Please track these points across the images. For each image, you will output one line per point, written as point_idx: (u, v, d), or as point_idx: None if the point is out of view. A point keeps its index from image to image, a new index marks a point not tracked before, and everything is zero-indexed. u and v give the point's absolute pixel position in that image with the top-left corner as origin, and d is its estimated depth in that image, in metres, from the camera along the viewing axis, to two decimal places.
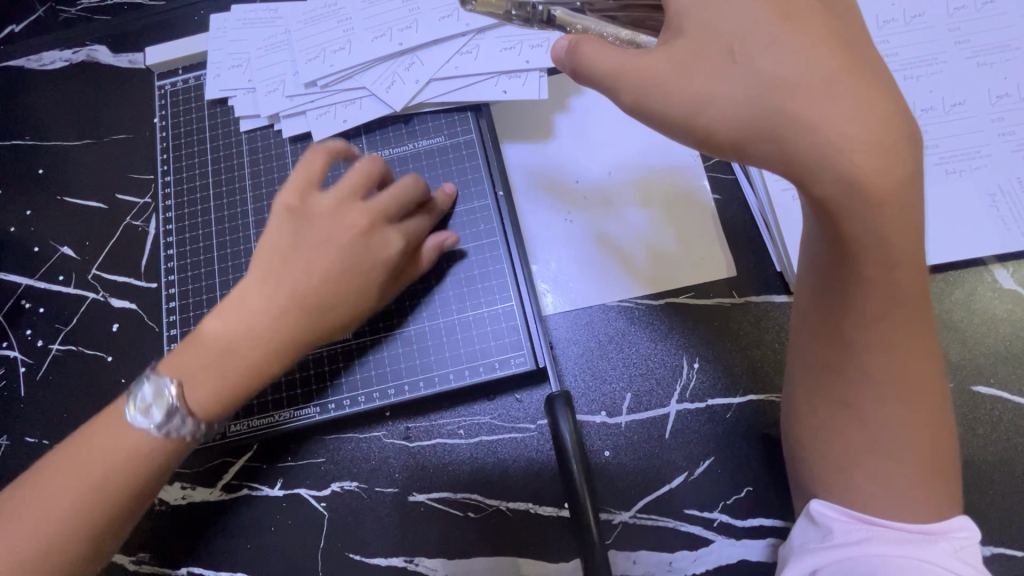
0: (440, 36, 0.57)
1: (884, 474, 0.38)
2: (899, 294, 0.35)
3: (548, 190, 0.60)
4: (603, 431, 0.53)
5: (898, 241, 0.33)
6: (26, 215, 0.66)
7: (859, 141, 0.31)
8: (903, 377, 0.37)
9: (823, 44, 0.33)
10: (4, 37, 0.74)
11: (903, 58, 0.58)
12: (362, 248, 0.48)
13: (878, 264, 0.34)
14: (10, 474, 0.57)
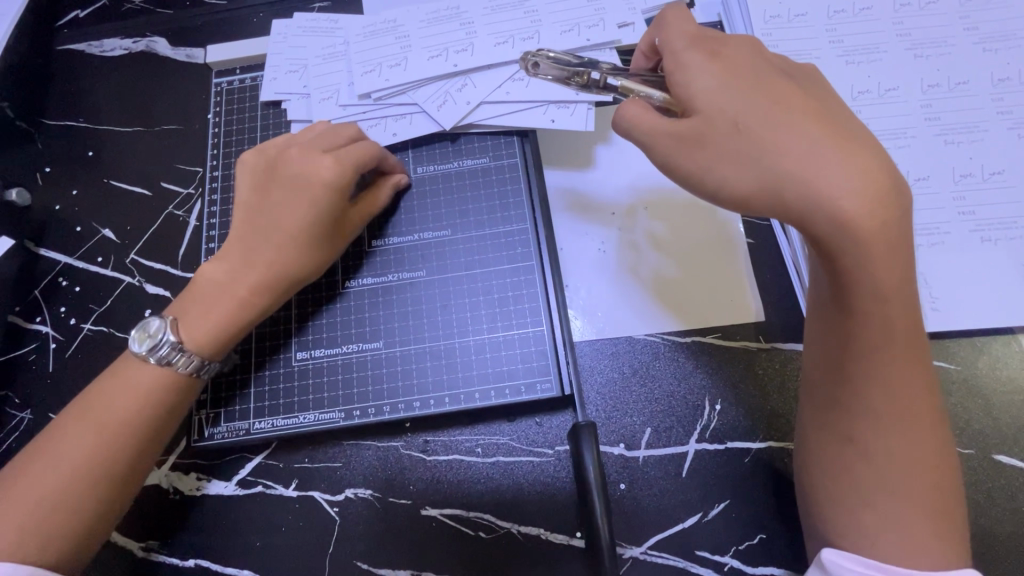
0: (496, 61, 0.59)
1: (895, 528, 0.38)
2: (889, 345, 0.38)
3: (584, 212, 0.61)
4: (621, 463, 0.53)
5: (890, 274, 0.35)
6: (71, 194, 0.68)
7: (861, 194, 0.34)
8: (903, 412, 0.38)
9: (799, 114, 0.38)
10: (68, 21, 0.76)
11: (945, 123, 0.59)
12: (301, 192, 0.51)
13: (873, 296, 0.36)
14: (29, 448, 0.58)
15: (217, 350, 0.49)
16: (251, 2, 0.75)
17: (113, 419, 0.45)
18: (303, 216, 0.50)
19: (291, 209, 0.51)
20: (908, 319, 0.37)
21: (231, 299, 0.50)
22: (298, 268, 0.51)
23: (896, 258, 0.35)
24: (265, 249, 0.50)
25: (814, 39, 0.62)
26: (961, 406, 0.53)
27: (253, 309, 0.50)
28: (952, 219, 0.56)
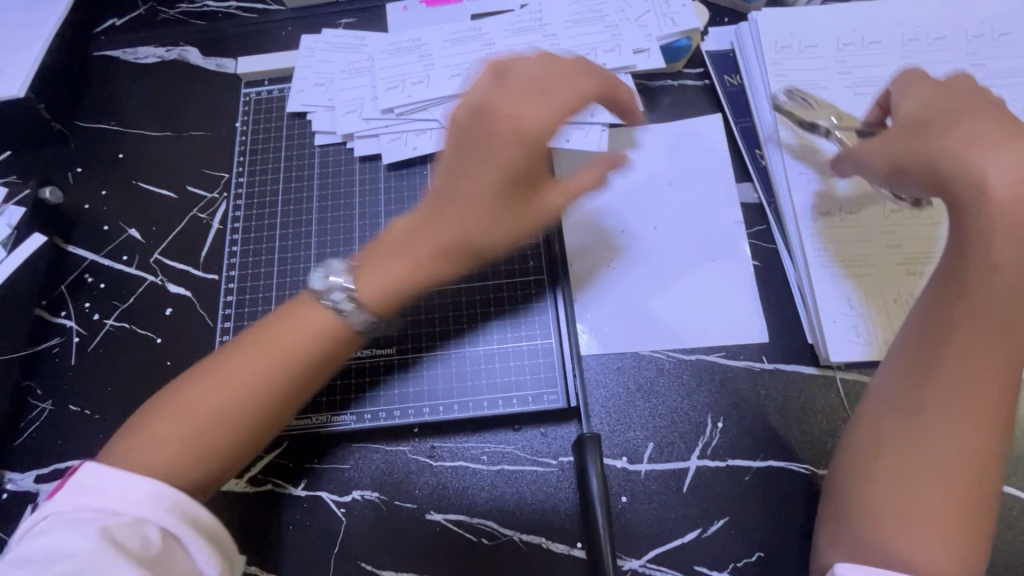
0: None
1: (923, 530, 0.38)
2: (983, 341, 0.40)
3: (612, 221, 0.63)
4: (623, 476, 0.54)
5: (1005, 261, 0.40)
6: (100, 194, 0.70)
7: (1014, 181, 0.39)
8: (970, 410, 0.40)
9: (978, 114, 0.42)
10: (106, 28, 0.80)
11: None
12: (522, 142, 0.47)
13: (979, 274, 0.40)
14: (48, 438, 0.60)
15: (384, 310, 0.45)
16: (280, 16, 0.78)
17: (291, 346, 0.44)
18: (502, 176, 0.46)
19: (494, 169, 0.47)
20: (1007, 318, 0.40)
21: (409, 262, 0.46)
22: (483, 241, 0.46)
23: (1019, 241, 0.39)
24: (451, 215, 0.46)
25: (823, 70, 0.64)
26: None
27: (429, 274, 0.46)
28: None
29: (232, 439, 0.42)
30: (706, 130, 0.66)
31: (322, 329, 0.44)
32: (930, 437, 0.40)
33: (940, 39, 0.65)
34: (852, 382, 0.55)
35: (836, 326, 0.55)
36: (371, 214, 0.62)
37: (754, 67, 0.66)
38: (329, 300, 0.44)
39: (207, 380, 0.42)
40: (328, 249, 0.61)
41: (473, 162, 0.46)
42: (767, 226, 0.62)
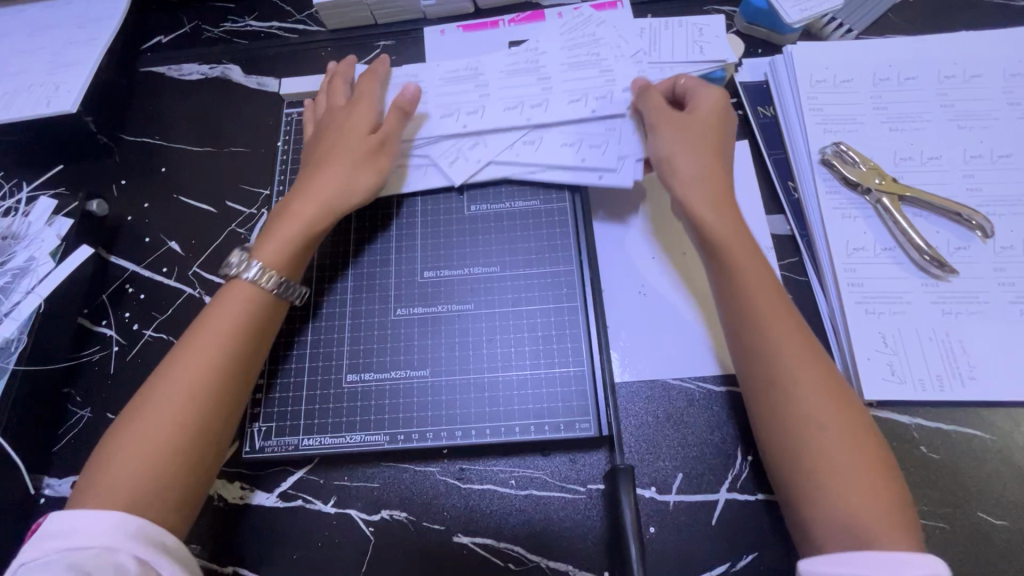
0: (503, 125, 0.63)
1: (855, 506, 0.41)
2: (780, 319, 0.48)
3: (643, 247, 0.64)
4: (651, 506, 0.54)
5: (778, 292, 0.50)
6: (143, 206, 0.72)
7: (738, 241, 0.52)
8: (837, 393, 0.46)
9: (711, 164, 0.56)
10: (152, 45, 0.82)
11: (986, 195, 0.59)
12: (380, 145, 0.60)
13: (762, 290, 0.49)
14: (87, 445, 0.61)
15: (275, 260, 0.54)
16: (320, 38, 0.80)
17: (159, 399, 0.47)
18: (364, 171, 0.59)
19: (365, 169, 0.59)
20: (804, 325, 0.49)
21: (296, 220, 0.56)
22: (331, 204, 0.57)
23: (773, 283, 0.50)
24: (327, 187, 0.57)
25: (858, 105, 0.65)
26: (998, 478, 0.52)
27: (295, 241, 0.55)
28: (993, 288, 0.56)
29: (190, 442, 0.46)
30: (739, 161, 0.67)
31: (224, 337, 0.50)
32: (820, 426, 0.44)
33: (975, 77, 0.65)
34: (887, 421, 0.55)
35: (870, 363, 0.55)
36: (407, 237, 0.63)
37: (788, 99, 0.67)
38: (243, 273, 0.53)
39: (128, 437, 0.46)
40: (364, 270, 0.62)
41: (331, 147, 0.59)
42: (800, 259, 0.62)
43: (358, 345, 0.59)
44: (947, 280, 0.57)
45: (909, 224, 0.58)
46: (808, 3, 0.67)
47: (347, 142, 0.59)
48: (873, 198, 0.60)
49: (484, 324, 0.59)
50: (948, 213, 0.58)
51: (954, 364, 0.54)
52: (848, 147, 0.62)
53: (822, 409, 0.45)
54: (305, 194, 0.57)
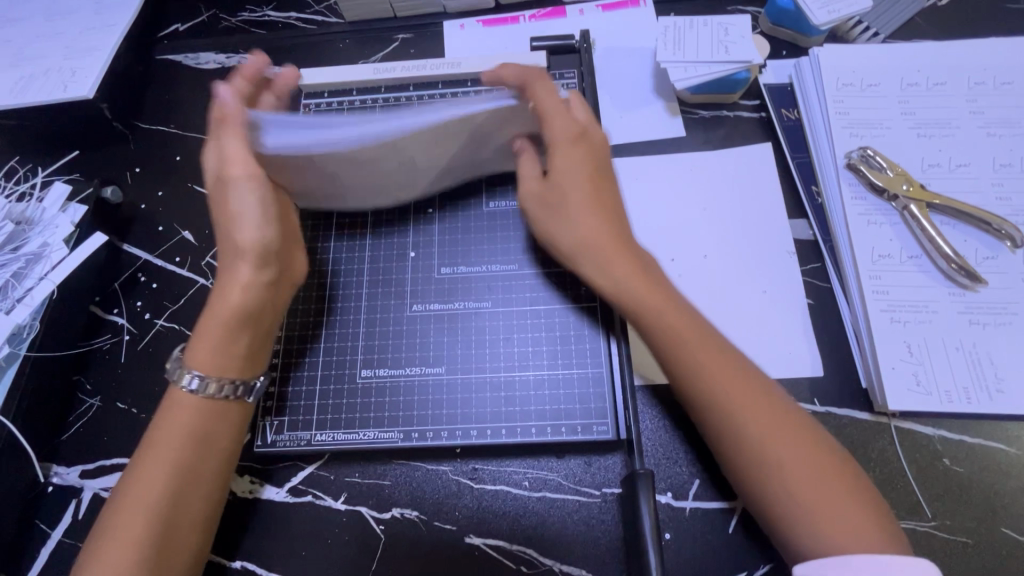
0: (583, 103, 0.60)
1: (802, 492, 0.42)
2: (667, 319, 0.48)
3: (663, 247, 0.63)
4: (667, 512, 0.53)
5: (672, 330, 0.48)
6: (157, 194, 0.72)
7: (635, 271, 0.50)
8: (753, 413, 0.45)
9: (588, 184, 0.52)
10: (169, 33, 0.82)
11: (1015, 204, 0.58)
12: (240, 171, 0.48)
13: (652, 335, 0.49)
14: (96, 434, 0.60)
15: (237, 363, 0.49)
16: (339, 29, 0.79)
17: (147, 489, 0.45)
18: (239, 228, 0.49)
19: (242, 218, 0.49)
20: (699, 341, 0.48)
21: (228, 350, 0.49)
22: (238, 296, 0.49)
23: (673, 309, 0.49)
24: (229, 287, 0.49)
25: (886, 110, 0.64)
26: (1021, 494, 0.51)
27: (240, 343, 0.49)
28: (1022, 299, 0.55)
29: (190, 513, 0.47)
30: (763, 164, 0.66)
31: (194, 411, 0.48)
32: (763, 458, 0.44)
33: (1006, 83, 0.63)
34: (910, 432, 0.54)
35: (895, 373, 0.53)
36: (422, 233, 0.62)
37: (814, 102, 0.66)
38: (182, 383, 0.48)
39: (122, 524, 0.44)
40: (380, 265, 0.61)
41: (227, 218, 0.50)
42: (824, 265, 0.61)
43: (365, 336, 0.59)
44: (976, 289, 0.55)
45: (937, 232, 0.57)
46: (835, 5, 0.66)
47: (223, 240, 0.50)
48: (900, 205, 0.59)
49: (501, 323, 0.58)
50: (975, 220, 0.57)
51: (981, 376, 0.53)
52: (878, 153, 0.61)
53: (783, 445, 0.44)
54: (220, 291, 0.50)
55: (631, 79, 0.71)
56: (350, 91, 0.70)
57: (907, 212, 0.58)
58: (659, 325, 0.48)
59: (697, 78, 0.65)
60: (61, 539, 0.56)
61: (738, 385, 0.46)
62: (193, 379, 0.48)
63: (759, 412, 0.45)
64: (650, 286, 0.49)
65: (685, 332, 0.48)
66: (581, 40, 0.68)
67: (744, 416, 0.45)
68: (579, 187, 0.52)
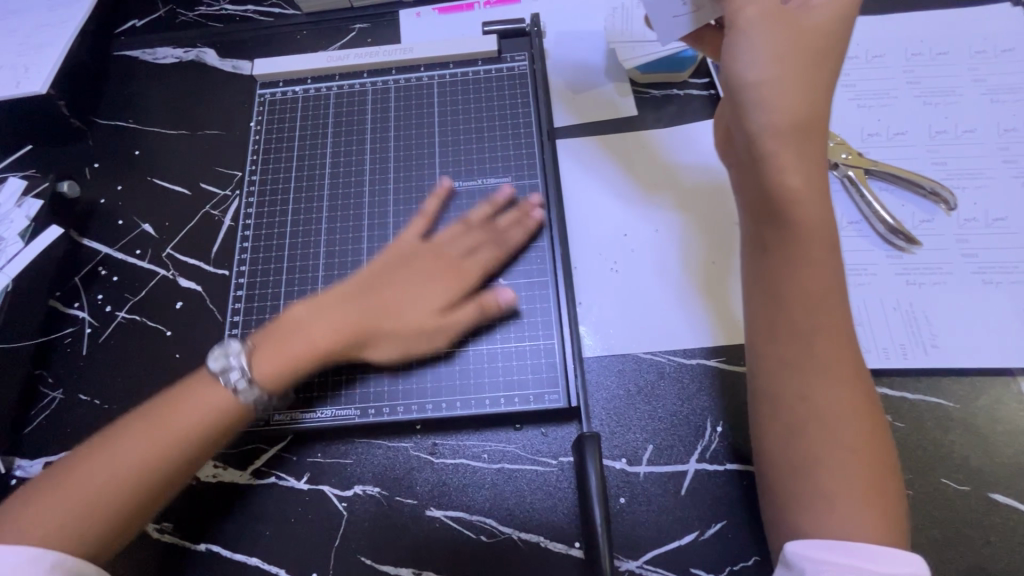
0: None
1: (840, 473, 0.41)
2: (810, 255, 0.45)
3: (614, 222, 0.64)
4: (622, 477, 0.55)
5: (809, 272, 0.45)
6: (116, 188, 0.72)
7: (800, 194, 0.44)
8: (848, 399, 0.43)
9: (796, 76, 0.44)
10: (126, 29, 0.82)
11: (950, 168, 0.60)
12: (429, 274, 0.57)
13: (789, 264, 0.45)
14: (58, 426, 0.61)
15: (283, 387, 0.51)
16: (296, 20, 0.80)
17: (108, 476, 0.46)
18: (400, 303, 0.55)
19: (404, 295, 0.56)
20: (831, 294, 0.45)
21: (308, 343, 0.52)
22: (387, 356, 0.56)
23: (821, 251, 0.45)
24: (328, 322, 0.53)
25: None
26: (960, 445, 0.53)
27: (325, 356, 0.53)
28: (956, 259, 0.57)
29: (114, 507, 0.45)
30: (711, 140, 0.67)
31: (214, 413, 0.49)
32: (836, 437, 0.42)
33: (942, 53, 0.66)
34: None
35: None
36: (378, 217, 0.63)
37: None
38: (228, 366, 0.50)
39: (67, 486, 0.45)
40: (336, 249, 0.62)
41: (390, 296, 0.56)
42: None
43: None
44: (913, 251, 0.58)
45: (874, 197, 0.59)
46: None
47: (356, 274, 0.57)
48: (841, 172, 0.60)
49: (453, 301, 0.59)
50: (911, 185, 0.59)
51: (918, 333, 0.55)
52: None
53: (860, 437, 0.42)
54: (316, 309, 0.54)
55: (584, 61, 0.73)
56: (306, 79, 0.71)
57: (845, 177, 0.60)
58: (792, 267, 0.45)
59: (643, 55, 0.69)
60: None
61: (843, 362, 0.44)
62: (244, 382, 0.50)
63: (843, 384, 0.43)
64: (817, 221, 0.45)
65: (821, 280, 0.45)
66: (532, 23, 0.69)
67: (828, 379, 0.43)
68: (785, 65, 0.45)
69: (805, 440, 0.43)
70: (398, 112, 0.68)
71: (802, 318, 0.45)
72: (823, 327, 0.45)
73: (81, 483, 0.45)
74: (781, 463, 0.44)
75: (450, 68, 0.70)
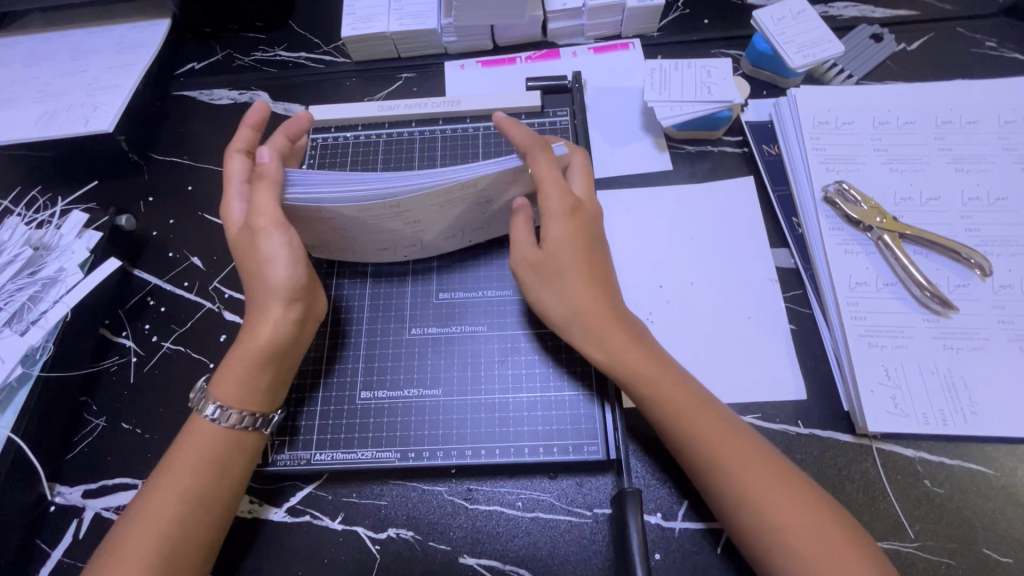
0: (677, 113, 0.69)
1: (796, 551, 0.44)
2: (654, 384, 0.51)
3: (651, 274, 0.66)
4: (657, 532, 0.54)
5: (667, 396, 0.51)
6: (168, 222, 0.75)
7: (620, 349, 0.52)
8: (762, 479, 0.47)
9: (563, 241, 0.55)
10: (186, 71, 0.86)
11: (984, 234, 0.62)
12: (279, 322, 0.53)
13: (652, 400, 0.51)
14: (100, 453, 0.62)
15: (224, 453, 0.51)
16: (345, 68, 0.84)
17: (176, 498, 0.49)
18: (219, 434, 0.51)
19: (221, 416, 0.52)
20: (690, 402, 0.51)
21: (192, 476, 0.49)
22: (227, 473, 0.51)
23: (659, 374, 0.52)
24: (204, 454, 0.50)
25: (859, 146, 0.68)
26: (1000, 515, 0.53)
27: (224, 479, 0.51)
28: (992, 325, 0.57)
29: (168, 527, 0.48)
30: (746, 198, 0.69)
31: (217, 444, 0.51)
32: (776, 520, 0.45)
33: (972, 122, 0.68)
34: (890, 453, 0.56)
35: (874, 396, 0.56)
36: (423, 262, 0.65)
37: (792, 137, 0.70)
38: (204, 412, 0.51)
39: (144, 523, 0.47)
40: (381, 290, 0.64)
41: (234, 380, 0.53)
42: (805, 291, 0.63)
43: (453, 360, 0.60)
44: (949, 315, 0.58)
45: (910, 260, 0.60)
46: (810, 50, 0.71)
47: (234, 359, 0.53)
48: (875, 235, 0.62)
49: (492, 349, 0.60)
50: (947, 250, 0.60)
51: (957, 398, 0.55)
52: (852, 188, 0.65)
53: (790, 513, 0.45)
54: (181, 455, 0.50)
55: (622, 116, 0.76)
56: (356, 126, 0.74)
57: (879, 239, 0.62)
58: (652, 400, 0.51)
59: (682, 116, 0.69)
60: (61, 558, 0.57)
61: (731, 456, 0.48)
62: (214, 410, 0.51)
63: (749, 470, 0.47)
64: (641, 356, 0.52)
65: (677, 400, 0.51)
66: (573, 81, 0.73)
67: (733, 475, 0.47)
68: (575, 261, 0.55)
69: (749, 532, 0.46)
70: (444, 161, 0.71)
71: (679, 441, 0.50)
72: (702, 431, 0.49)
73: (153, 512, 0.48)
74: (748, 551, 0.47)
75: (493, 121, 0.73)
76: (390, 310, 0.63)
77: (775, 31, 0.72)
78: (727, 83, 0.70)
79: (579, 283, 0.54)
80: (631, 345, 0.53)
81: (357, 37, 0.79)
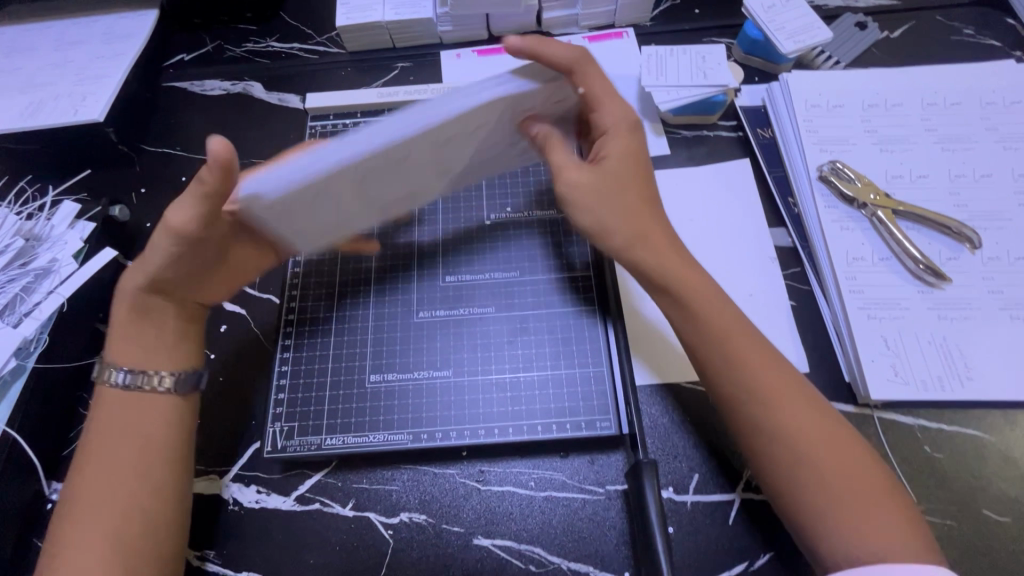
0: (675, 97, 0.70)
1: (837, 476, 0.45)
2: (704, 304, 0.51)
3: None
4: (670, 506, 0.55)
5: (715, 314, 0.51)
6: (162, 214, 0.73)
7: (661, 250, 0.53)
8: (801, 408, 0.47)
9: (629, 182, 0.55)
10: (175, 62, 0.85)
11: (971, 210, 0.64)
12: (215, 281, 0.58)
13: (694, 315, 0.51)
14: None
15: (146, 435, 0.51)
16: (340, 58, 0.84)
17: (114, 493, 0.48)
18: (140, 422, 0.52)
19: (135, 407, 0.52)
20: (732, 323, 0.51)
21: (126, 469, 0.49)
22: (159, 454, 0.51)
23: (701, 290, 0.52)
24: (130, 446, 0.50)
25: (850, 127, 0.70)
26: (996, 477, 0.55)
27: (155, 462, 0.51)
28: (983, 295, 0.59)
29: (118, 520, 0.47)
30: (743, 179, 0.71)
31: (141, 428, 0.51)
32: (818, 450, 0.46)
33: (956, 104, 0.70)
34: (891, 422, 0.57)
35: (875, 366, 0.57)
36: (428, 248, 0.65)
37: (785, 121, 0.72)
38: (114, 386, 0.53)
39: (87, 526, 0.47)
40: (387, 275, 0.64)
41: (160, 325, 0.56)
42: (803, 269, 0.65)
43: (463, 340, 0.60)
44: (942, 287, 0.60)
45: (903, 235, 0.62)
46: (800, 36, 0.72)
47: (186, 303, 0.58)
48: (869, 212, 0.64)
49: (501, 330, 0.60)
50: (937, 225, 0.63)
51: (952, 365, 0.57)
52: (846, 167, 0.66)
53: (829, 444, 0.46)
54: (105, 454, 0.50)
55: None
56: (355, 114, 0.74)
57: (873, 215, 0.64)
58: (697, 321, 0.51)
59: (680, 101, 0.70)
60: None
61: (767, 376, 0.48)
62: (120, 375, 0.53)
63: (793, 401, 0.48)
64: (683, 270, 0.53)
65: (722, 319, 0.51)
66: None
67: (776, 397, 0.48)
68: (624, 174, 0.55)
69: (799, 461, 0.46)
70: None
71: (723, 363, 0.49)
72: (752, 352, 0.50)
73: (95, 513, 0.47)
74: (789, 494, 0.46)
75: None
76: (397, 293, 0.63)
77: (766, 18, 0.74)
78: (723, 68, 0.71)
79: (628, 207, 0.54)
80: (668, 251, 0.54)
81: (352, 27, 0.79)
